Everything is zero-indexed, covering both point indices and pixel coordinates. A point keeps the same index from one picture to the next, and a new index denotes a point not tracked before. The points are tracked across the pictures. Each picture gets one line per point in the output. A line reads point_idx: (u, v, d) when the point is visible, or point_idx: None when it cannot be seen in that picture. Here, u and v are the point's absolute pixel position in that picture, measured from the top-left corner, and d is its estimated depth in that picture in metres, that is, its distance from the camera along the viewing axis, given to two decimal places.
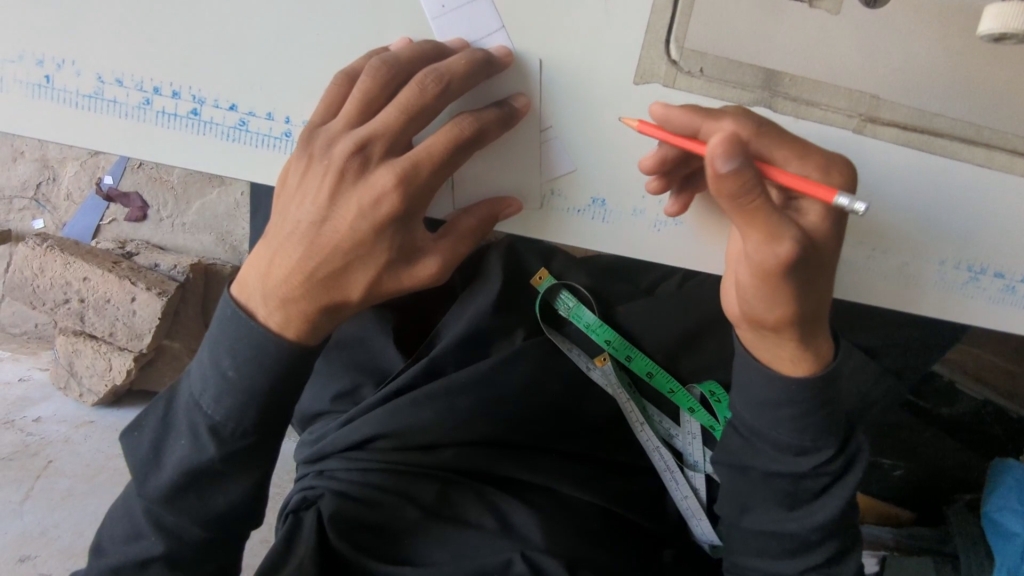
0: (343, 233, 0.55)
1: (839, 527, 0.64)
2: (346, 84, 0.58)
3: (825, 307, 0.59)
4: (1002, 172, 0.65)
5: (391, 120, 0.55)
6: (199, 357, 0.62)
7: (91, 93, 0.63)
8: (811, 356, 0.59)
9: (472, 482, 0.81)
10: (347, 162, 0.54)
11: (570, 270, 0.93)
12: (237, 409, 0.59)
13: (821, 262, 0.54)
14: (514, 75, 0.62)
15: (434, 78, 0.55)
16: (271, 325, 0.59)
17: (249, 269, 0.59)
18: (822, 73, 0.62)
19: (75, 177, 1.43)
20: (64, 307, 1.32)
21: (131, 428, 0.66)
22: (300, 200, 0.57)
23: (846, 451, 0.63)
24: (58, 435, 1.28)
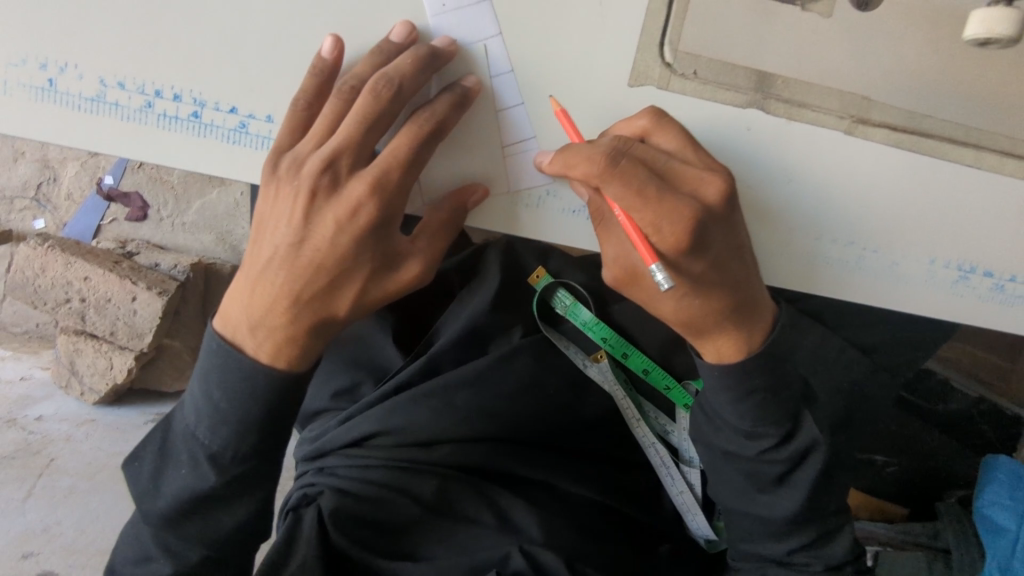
0: (322, 250, 0.57)
1: (813, 509, 0.65)
2: (304, 105, 0.59)
3: (732, 313, 0.59)
4: (992, 172, 0.65)
5: (352, 133, 0.56)
6: (192, 387, 0.63)
7: (94, 96, 0.64)
8: (737, 342, 0.61)
9: (471, 478, 0.82)
10: (318, 181, 0.56)
11: (567, 269, 0.94)
12: (234, 438, 0.60)
13: (652, 294, 0.59)
14: (461, 62, 0.63)
15: (385, 83, 0.56)
16: (262, 356, 0.60)
17: (231, 302, 0.61)
18: (814, 75, 0.62)
19: (75, 177, 1.44)
20: (65, 307, 1.33)
21: (130, 458, 0.66)
22: (275, 226, 0.58)
23: (802, 434, 0.64)
24: (60, 434, 1.29)
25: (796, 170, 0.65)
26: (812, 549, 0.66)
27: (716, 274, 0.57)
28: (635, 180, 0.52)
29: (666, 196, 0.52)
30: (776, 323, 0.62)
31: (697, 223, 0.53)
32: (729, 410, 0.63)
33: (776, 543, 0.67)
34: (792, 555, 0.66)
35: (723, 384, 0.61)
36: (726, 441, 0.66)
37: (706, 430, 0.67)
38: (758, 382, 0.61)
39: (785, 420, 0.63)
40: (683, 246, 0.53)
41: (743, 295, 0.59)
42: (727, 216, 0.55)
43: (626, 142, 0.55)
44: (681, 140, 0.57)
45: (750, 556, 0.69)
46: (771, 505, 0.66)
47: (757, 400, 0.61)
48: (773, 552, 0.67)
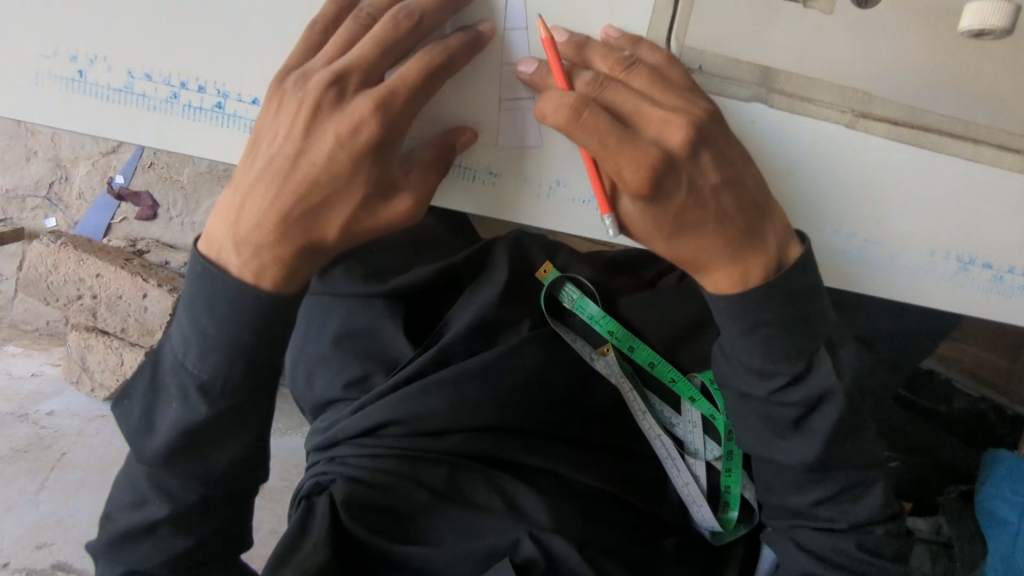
0: (320, 164, 0.57)
1: (833, 459, 0.65)
2: (322, 28, 0.62)
3: (716, 240, 0.59)
4: (989, 165, 0.67)
5: (366, 54, 0.58)
6: (179, 318, 0.63)
7: (122, 87, 0.66)
8: (738, 277, 0.61)
9: (480, 466, 0.84)
10: (325, 93, 0.57)
11: (574, 263, 0.97)
12: (223, 365, 0.61)
13: (646, 233, 0.60)
14: (479, 6, 0.64)
15: (405, 14, 0.59)
16: (245, 272, 0.60)
17: (220, 219, 0.61)
18: (816, 70, 0.64)
19: (87, 176, 1.46)
20: (77, 303, 1.36)
21: (120, 398, 0.66)
22: (275, 138, 0.59)
23: (815, 378, 0.62)
24: (70, 428, 1.30)
25: (800, 160, 0.66)
26: (835, 503, 0.67)
27: (695, 211, 0.58)
28: (598, 133, 0.54)
29: (627, 145, 0.54)
30: (769, 256, 0.61)
31: (658, 167, 0.55)
32: (740, 344, 0.63)
33: (801, 495, 0.67)
34: (819, 505, 0.67)
35: (730, 314, 0.62)
36: (742, 381, 0.65)
37: (722, 368, 0.66)
38: (767, 315, 0.61)
39: (798, 358, 0.62)
40: (644, 190, 0.56)
41: (733, 233, 0.59)
42: (696, 153, 0.57)
43: (601, 82, 0.58)
44: (653, 81, 0.59)
45: (782, 510, 0.70)
46: (791, 453, 0.65)
47: (765, 334, 0.61)
48: (799, 504, 0.67)
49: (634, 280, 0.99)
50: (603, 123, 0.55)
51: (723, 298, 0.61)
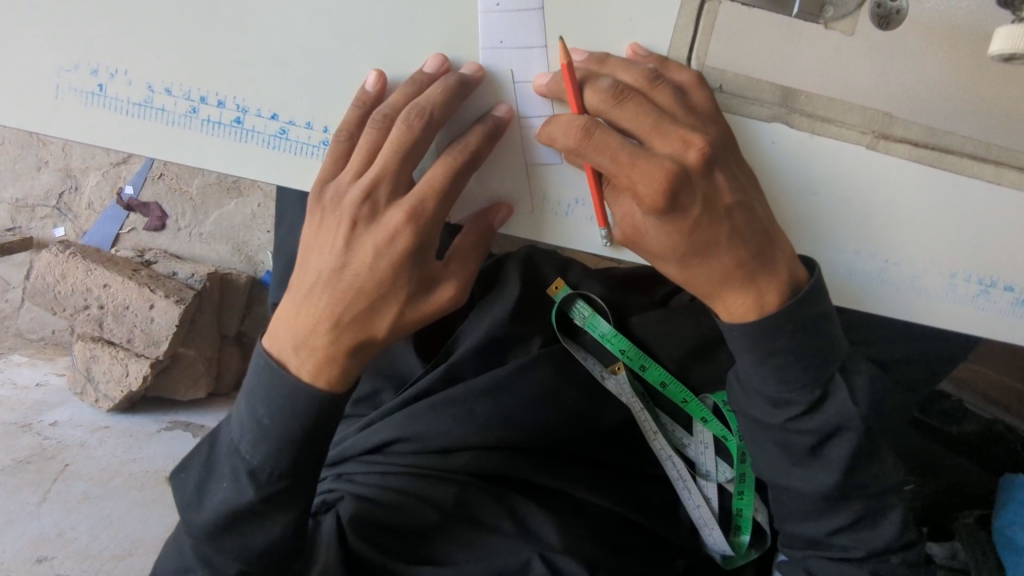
0: (362, 273, 0.60)
1: (852, 487, 0.63)
2: (345, 136, 0.62)
3: (734, 278, 0.59)
4: (1012, 188, 0.67)
5: (389, 163, 0.59)
6: (237, 406, 0.66)
7: (141, 100, 0.67)
8: (752, 301, 0.60)
9: (489, 485, 0.82)
10: (358, 209, 0.59)
11: (585, 281, 0.97)
12: (273, 453, 0.62)
13: (659, 254, 0.59)
14: (490, 87, 0.65)
15: (417, 114, 0.59)
16: (304, 375, 0.63)
17: (280, 323, 0.64)
18: (837, 91, 0.64)
19: (97, 186, 1.47)
20: (84, 313, 1.36)
21: (178, 471, 0.69)
22: (320, 252, 0.62)
23: (831, 406, 0.61)
24: (75, 440, 1.25)
25: (820, 181, 0.66)
26: (854, 530, 0.65)
27: (710, 227, 0.57)
28: (611, 148, 0.55)
29: (641, 160, 0.54)
30: (792, 285, 0.60)
31: (677, 177, 0.54)
32: (753, 372, 0.62)
33: (818, 523, 0.66)
34: (833, 535, 0.66)
35: (740, 343, 0.61)
36: (755, 409, 0.64)
37: (737, 396, 0.65)
38: (779, 343, 0.59)
39: (813, 385, 0.61)
40: (660, 203, 0.55)
41: (745, 258, 0.58)
42: (712, 194, 0.56)
43: (620, 90, 0.57)
44: (677, 106, 0.59)
45: (798, 541, 0.68)
46: (807, 480, 0.64)
47: (780, 361, 0.60)
48: (815, 531, 0.66)
49: (646, 298, 0.99)
50: (616, 138, 0.55)
51: (738, 325, 0.60)
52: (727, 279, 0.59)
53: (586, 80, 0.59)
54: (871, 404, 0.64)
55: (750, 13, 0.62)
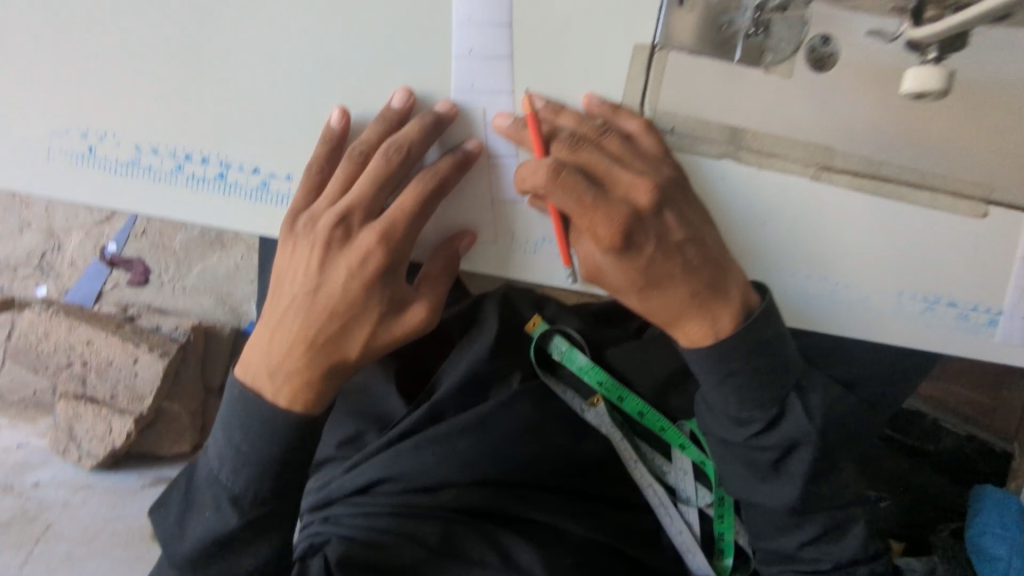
0: (336, 294, 0.64)
1: (813, 500, 0.67)
2: (318, 168, 0.67)
3: (692, 302, 0.62)
4: (947, 211, 0.72)
5: (364, 192, 0.64)
6: (214, 436, 0.67)
7: (129, 161, 0.70)
8: (708, 328, 0.63)
9: (475, 521, 0.83)
10: (333, 233, 0.64)
11: (562, 316, 1.00)
12: (254, 478, 0.65)
13: (619, 290, 0.63)
14: (463, 124, 0.69)
15: (395, 149, 0.64)
16: (280, 401, 0.65)
17: (253, 348, 0.67)
18: (780, 129, 0.69)
19: (80, 245, 1.49)
20: (67, 371, 1.37)
21: (155, 507, 0.71)
22: (293, 276, 0.66)
23: (789, 422, 0.64)
24: (57, 499, 1.27)
25: (770, 212, 0.71)
26: (822, 542, 0.68)
27: (664, 264, 0.61)
28: (576, 192, 0.59)
29: (602, 204, 0.59)
30: (748, 312, 0.63)
31: (629, 224, 0.60)
32: (715, 393, 0.65)
33: (788, 538, 0.69)
34: (803, 548, 0.69)
35: (704, 367, 0.64)
36: (722, 429, 0.67)
37: (704, 417, 0.68)
38: (736, 364, 0.63)
39: (771, 403, 0.64)
40: (616, 244, 0.60)
41: (700, 288, 0.62)
42: (662, 214, 0.61)
43: (576, 141, 0.63)
44: (625, 150, 0.64)
45: (770, 556, 0.71)
46: (772, 495, 0.67)
47: (738, 382, 0.63)
48: (785, 546, 0.69)
49: (622, 331, 1.02)
50: (582, 185, 0.59)
51: (699, 350, 0.63)
52: (684, 304, 0.62)
53: (552, 135, 0.66)
54: (828, 417, 0.66)
55: (698, 59, 0.68)
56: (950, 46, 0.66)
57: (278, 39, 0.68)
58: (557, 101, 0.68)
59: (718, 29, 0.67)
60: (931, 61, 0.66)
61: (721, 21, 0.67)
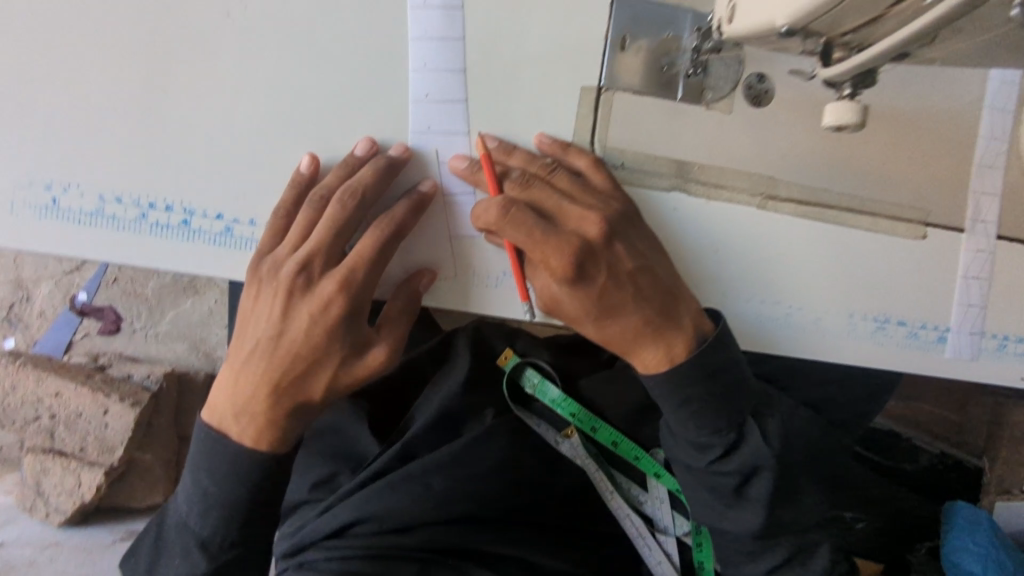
0: (298, 340, 0.65)
1: (777, 524, 0.68)
2: (284, 214, 0.69)
3: (644, 331, 0.65)
4: (888, 234, 0.75)
5: (322, 238, 0.66)
6: (182, 481, 0.69)
7: (93, 211, 0.72)
8: (663, 354, 0.65)
9: (450, 560, 0.84)
10: (294, 281, 0.65)
11: (533, 349, 1.01)
12: (221, 522, 0.67)
13: (575, 319, 0.65)
14: (418, 165, 0.71)
15: (350, 195, 0.66)
16: (244, 440, 0.67)
17: (220, 390, 0.68)
18: (725, 162, 0.73)
19: (49, 295, 1.47)
20: (33, 425, 1.34)
21: (129, 555, 0.73)
22: (258, 321, 0.67)
23: (747, 447, 0.66)
24: (22, 559, 1.26)
25: (721, 240, 0.74)
26: (789, 567, 0.69)
27: (618, 293, 0.63)
28: (526, 225, 0.62)
29: (552, 237, 0.62)
30: (703, 338, 0.66)
31: (579, 253, 0.62)
32: (675, 420, 0.67)
33: (756, 564, 0.70)
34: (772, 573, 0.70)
35: (661, 393, 0.66)
36: (686, 455, 0.69)
37: (669, 443, 0.70)
38: (692, 390, 0.65)
39: (728, 429, 0.66)
40: (570, 274, 0.62)
41: (652, 316, 0.64)
42: (612, 246, 0.63)
43: (527, 179, 0.66)
44: (577, 186, 0.66)
45: None
46: (738, 521, 0.68)
47: (696, 408, 0.65)
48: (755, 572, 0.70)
49: (591, 361, 1.04)
50: (532, 218, 0.62)
51: (653, 376, 0.65)
52: (632, 333, 0.65)
53: (505, 175, 0.68)
54: (785, 442, 0.68)
55: (642, 99, 0.71)
56: (864, 81, 0.58)
57: (243, 90, 0.70)
58: (509, 141, 0.71)
59: (661, 69, 0.71)
60: (848, 98, 0.60)
61: (662, 62, 0.71)
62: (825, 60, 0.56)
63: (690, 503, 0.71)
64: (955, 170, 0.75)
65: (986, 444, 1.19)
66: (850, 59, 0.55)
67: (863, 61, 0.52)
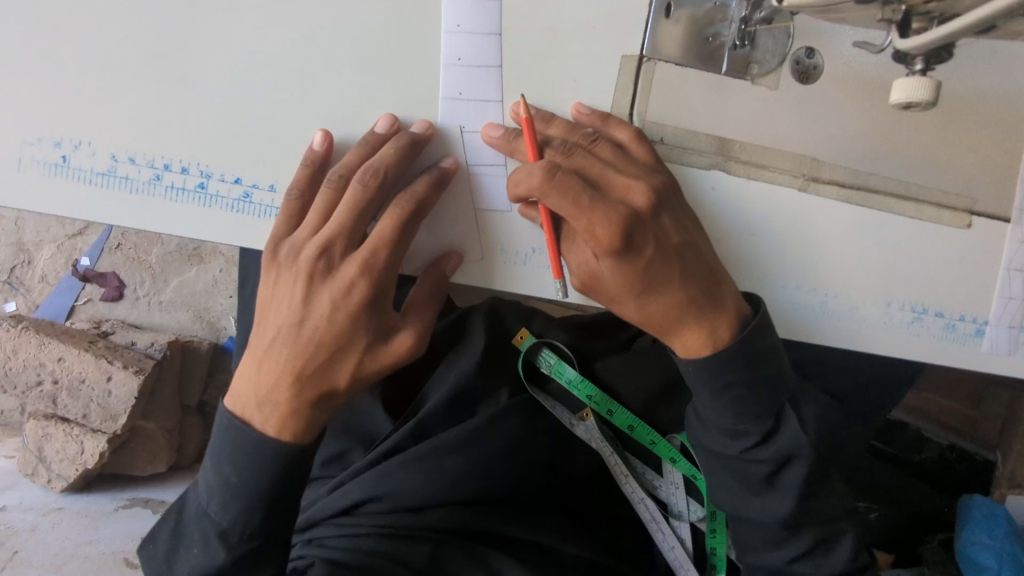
0: (321, 327, 0.62)
1: (806, 513, 0.66)
2: (297, 193, 0.65)
3: (688, 315, 0.62)
4: (933, 222, 0.72)
5: (343, 220, 0.62)
6: (205, 469, 0.65)
7: (104, 170, 0.68)
8: (706, 337, 0.63)
9: (463, 540, 0.81)
10: (315, 264, 0.61)
11: (549, 329, 0.99)
12: (243, 513, 0.62)
13: (616, 296, 0.61)
14: (440, 142, 0.68)
15: (371, 173, 0.62)
16: (268, 430, 0.63)
17: (241, 380, 0.65)
18: (767, 141, 0.69)
19: (51, 259, 1.45)
20: (36, 390, 1.30)
21: (147, 541, 0.70)
22: (278, 308, 0.64)
23: (784, 434, 0.64)
24: (24, 525, 1.18)
25: (760, 223, 0.71)
26: (813, 557, 0.67)
27: (663, 266, 0.60)
28: (572, 191, 0.57)
29: (600, 204, 0.57)
30: (748, 319, 0.64)
31: (627, 224, 0.57)
32: (711, 404, 0.64)
33: (780, 552, 0.67)
34: (793, 563, 0.67)
35: (697, 377, 0.64)
36: (715, 442, 0.67)
37: (698, 431, 0.69)
38: (733, 376, 0.62)
39: (766, 416, 0.64)
40: (616, 245, 0.58)
41: (696, 295, 0.61)
42: (658, 218, 0.60)
43: (569, 148, 0.62)
44: (617, 156, 0.63)
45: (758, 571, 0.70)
46: (766, 509, 0.66)
47: (735, 394, 0.63)
48: (773, 562, 0.68)
49: (610, 342, 1.02)
50: (579, 183, 0.58)
51: (694, 360, 0.63)
52: (675, 319, 0.62)
53: (546, 142, 0.64)
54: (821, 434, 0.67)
55: (684, 71, 0.68)
56: (937, 56, 0.60)
57: (262, 48, 0.67)
58: (545, 110, 0.68)
59: (704, 40, 0.67)
60: (919, 73, 0.62)
61: (707, 33, 0.67)
62: (904, 30, 0.57)
63: (717, 492, 0.70)
64: (1005, 156, 0.72)
65: (1000, 438, 1.16)
66: (928, 30, 0.56)
67: (947, 35, 0.53)
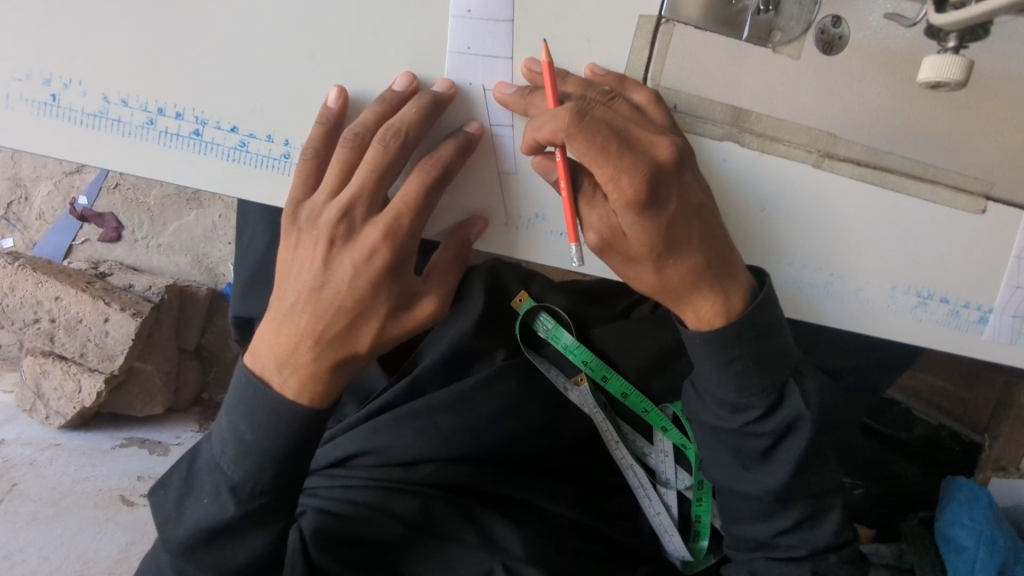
0: (341, 292, 0.60)
1: (799, 487, 0.67)
2: (313, 153, 0.63)
3: (705, 281, 0.61)
4: (945, 205, 0.70)
5: (365, 183, 0.60)
6: (219, 422, 0.66)
7: (96, 111, 0.66)
8: (719, 306, 0.62)
9: (453, 497, 0.82)
10: (336, 228, 0.60)
11: (548, 293, 0.98)
12: (255, 470, 0.63)
13: (635, 257, 0.60)
14: (462, 104, 0.66)
15: (394, 133, 0.60)
16: (287, 393, 0.63)
17: (262, 341, 0.64)
18: (786, 113, 0.67)
19: (49, 197, 1.43)
20: (32, 328, 1.28)
21: (157, 487, 0.69)
22: (298, 272, 0.62)
23: (786, 408, 0.64)
24: (22, 458, 1.21)
25: (770, 198, 0.69)
26: (798, 531, 0.68)
27: (683, 224, 0.58)
28: (598, 136, 0.54)
29: (625, 151, 0.55)
30: (762, 290, 0.63)
31: (651, 178, 0.55)
32: (715, 376, 0.64)
33: (766, 525, 0.68)
34: (779, 536, 0.68)
35: (705, 350, 0.63)
36: (714, 416, 0.67)
37: (694, 404, 0.69)
38: (740, 349, 0.62)
39: (770, 391, 0.64)
40: (640, 199, 0.55)
41: (711, 260, 0.60)
42: (679, 175, 0.58)
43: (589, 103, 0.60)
44: (635, 116, 0.61)
45: (743, 542, 0.71)
46: (757, 482, 0.67)
47: (740, 366, 0.63)
48: (762, 532, 0.69)
49: (608, 310, 1.01)
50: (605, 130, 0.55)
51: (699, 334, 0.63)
52: (688, 286, 0.61)
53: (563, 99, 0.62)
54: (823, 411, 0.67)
55: (701, 35, 0.65)
56: (971, 34, 0.60)
57: None
58: (562, 69, 0.65)
59: (727, 3, 0.64)
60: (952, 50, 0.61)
61: None
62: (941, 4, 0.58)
63: (709, 459, 0.70)
64: None
65: (990, 420, 1.17)
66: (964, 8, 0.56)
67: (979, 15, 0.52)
